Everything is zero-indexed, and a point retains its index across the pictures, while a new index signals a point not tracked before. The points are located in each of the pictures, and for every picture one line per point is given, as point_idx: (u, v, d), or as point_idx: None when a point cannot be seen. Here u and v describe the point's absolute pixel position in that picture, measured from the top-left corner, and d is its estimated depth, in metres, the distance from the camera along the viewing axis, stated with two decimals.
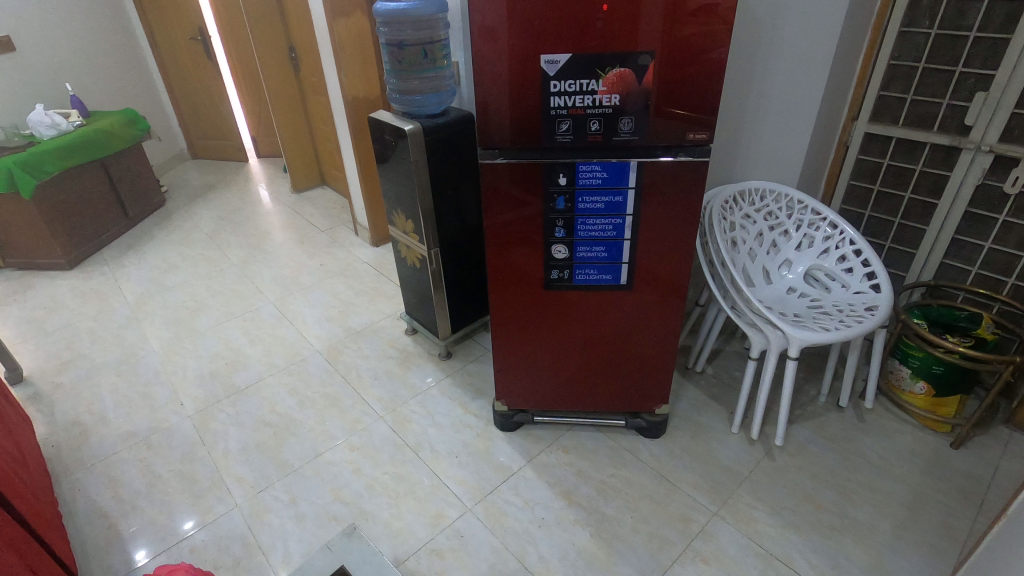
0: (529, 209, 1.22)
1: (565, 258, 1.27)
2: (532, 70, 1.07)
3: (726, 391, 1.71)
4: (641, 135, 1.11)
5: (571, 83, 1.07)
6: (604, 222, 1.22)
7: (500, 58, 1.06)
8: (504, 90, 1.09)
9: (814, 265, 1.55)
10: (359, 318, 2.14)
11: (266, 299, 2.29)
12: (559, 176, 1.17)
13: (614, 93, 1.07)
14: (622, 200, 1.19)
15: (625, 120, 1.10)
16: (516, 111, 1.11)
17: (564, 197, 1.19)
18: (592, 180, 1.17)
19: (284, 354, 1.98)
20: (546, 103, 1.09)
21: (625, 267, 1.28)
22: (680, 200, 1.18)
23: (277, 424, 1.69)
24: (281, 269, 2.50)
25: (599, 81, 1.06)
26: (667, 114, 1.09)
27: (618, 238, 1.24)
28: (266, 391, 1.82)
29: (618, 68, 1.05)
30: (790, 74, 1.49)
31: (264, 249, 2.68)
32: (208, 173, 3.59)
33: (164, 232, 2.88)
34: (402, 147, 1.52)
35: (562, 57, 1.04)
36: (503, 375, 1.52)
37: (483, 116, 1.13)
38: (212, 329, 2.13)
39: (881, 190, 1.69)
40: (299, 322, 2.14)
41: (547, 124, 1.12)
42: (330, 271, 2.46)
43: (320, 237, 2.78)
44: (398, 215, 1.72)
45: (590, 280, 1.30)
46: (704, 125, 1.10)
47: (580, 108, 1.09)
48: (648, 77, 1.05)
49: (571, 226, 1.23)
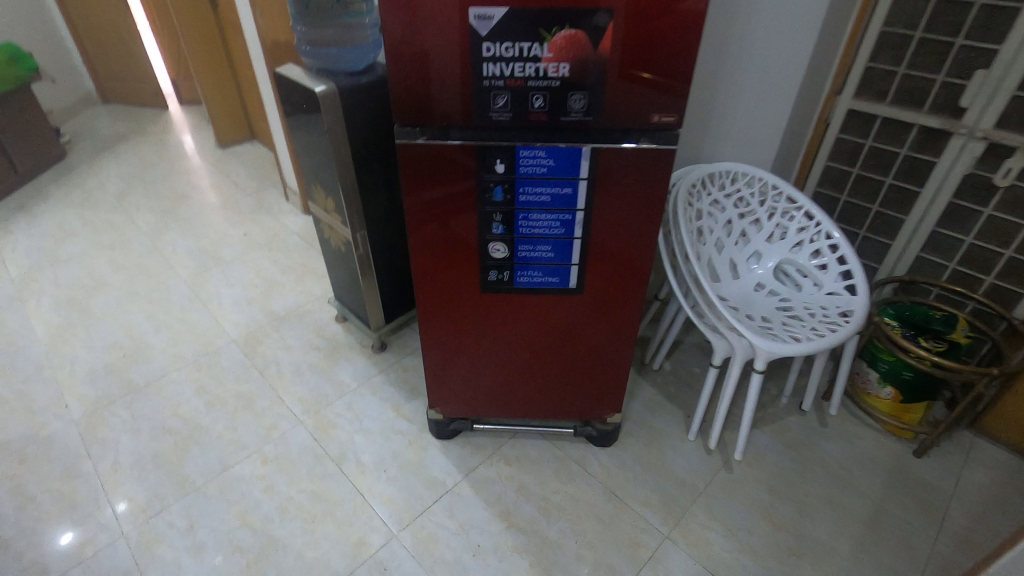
0: (461, 199, 1.00)
1: (503, 257, 1.07)
2: (459, 27, 0.82)
3: (684, 390, 1.58)
4: (595, 115, 0.90)
5: (508, 47, 0.83)
6: (550, 218, 1.01)
7: (416, 9, 0.81)
8: (423, 52, 0.85)
9: (785, 260, 1.40)
10: (283, 301, 1.89)
11: (177, 275, 2.01)
12: (496, 162, 0.95)
13: (562, 62, 0.84)
14: (572, 192, 0.98)
15: (576, 95, 0.88)
16: (439, 80, 0.88)
17: (502, 187, 0.98)
18: (535, 168, 0.95)
19: (194, 343, 1.74)
20: (477, 72, 0.86)
21: (575, 269, 1.09)
22: (640, 194, 0.99)
23: (180, 430, 1.47)
24: (198, 239, 2.21)
25: (543, 45, 0.83)
26: (628, 89, 0.87)
27: (567, 236, 1.04)
28: (169, 388, 1.59)
29: (568, 29, 0.82)
30: (774, 38, 1.28)
31: (179, 214, 2.36)
32: (121, 121, 3.16)
33: (62, 191, 2.51)
34: (314, 112, 1.25)
35: (498, 10, 0.80)
36: (437, 381, 1.34)
37: (398, 84, 0.89)
38: (111, 311, 1.85)
39: (859, 174, 1.53)
40: (214, 304, 1.89)
41: (479, 98, 0.89)
42: (254, 242, 2.19)
43: (246, 201, 2.47)
44: (316, 190, 1.46)
45: (533, 283, 1.11)
46: (673, 103, 0.89)
47: (521, 79, 0.86)
48: (606, 42, 0.83)
49: (511, 222, 1.02)
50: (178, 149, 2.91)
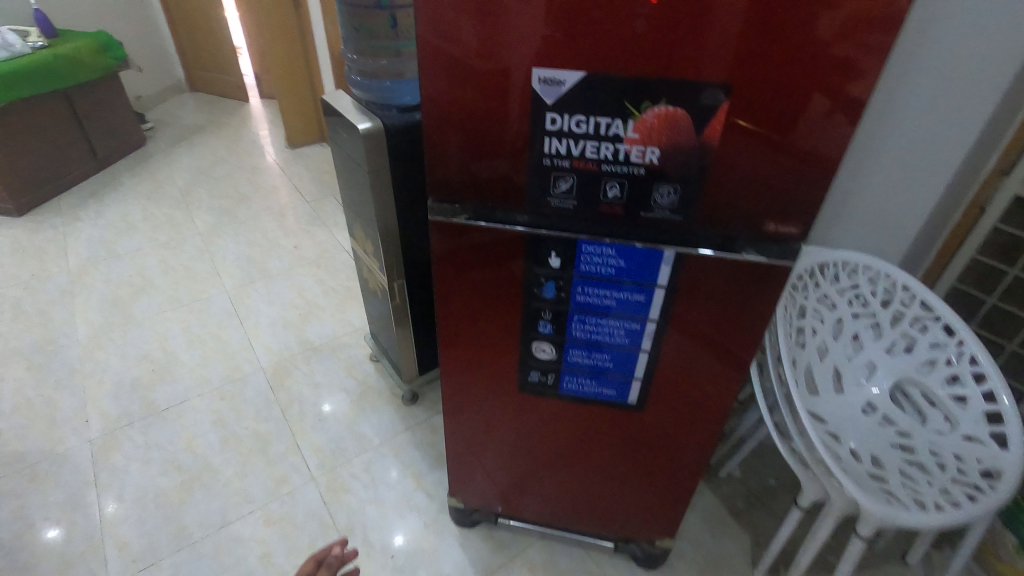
0: (503, 289, 0.81)
1: (549, 359, 0.87)
2: (518, 92, 0.63)
3: (754, 507, 1.32)
4: (687, 214, 0.67)
5: (580, 122, 0.63)
6: (612, 325, 0.80)
7: (466, 65, 0.63)
8: (472, 115, 0.66)
9: (908, 379, 1.12)
10: (319, 329, 1.78)
11: (221, 285, 1.95)
12: (550, 254, 0.75)
13: (651, 145, 0.63)
14: (644, 300, 0.77)
15: (664, 188, 0.66)
16: (488, 152, 0.69)
17: (555, 283, 0.78)
18: (600, 267, 0.74)
19: (222, 366, 1.65)
20: (536, 148, 0.66)
21: (637, 385, 0.87)
22: (735, 312, 0.76)
23: (188, 468, 1.38)
24: (249, 246, 2.14)
25: (627, 123, 0.62)
26: (738, 186, 0.64)
27: (632, 348, 0.82)
28: (188, 416, 1.50)
29: (665, 105, 0.60)
30: (932, 104, 1.00)
31: (236, 217, 2.31)
32: (202, 111, 3.20)
33: (134, 180, 2.54)
34: (357, 150, 1.10)
35: (571, 75, 0.60)
36: (461, 469, 1.16)
37: (437, 152, 0.71)
38: (150, 318, 1.81)
39: (1018, 276, 1.21)
40: (251, 323, 1.80)
41: (537, 178, 0.69)
42: (303, 257, 2.10)
43: (304, 208, 2.39)
44: (357, 228, 1.32)
45: (583, 392, 0.90)
46: (799, 209, 0.65)
47: (594, 161, 0.65)
48: (715, 126, 0.60)
49: (563, 323, 0.82)
50: (250, 145, 2.90)
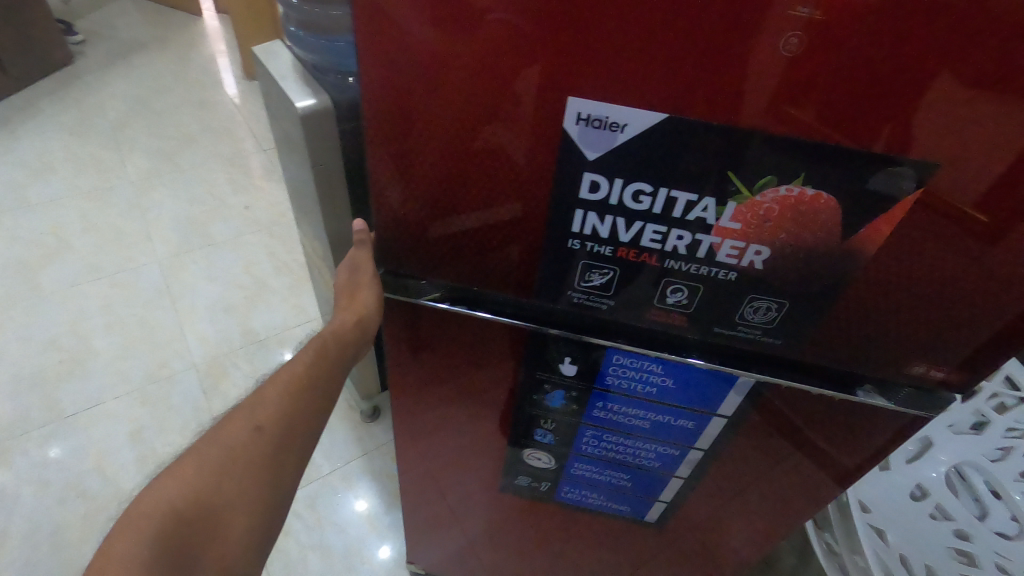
0: (494, 388, 0.59)
1: (546, 468, 0.67)
2: (530, 127, 0.38)
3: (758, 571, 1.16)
4: (787, 339, 0.44)
5: (640, 194, 0.39)
6: (640, 446, 0.59)
7: (435, 82, 0.38)
8: (458, 152, 0.41)
9: (970, 463, 0.91)
10: (267, 317, 1.51)
11: (153, 252, 1.65)
12: (562, 358, 0.52)
13: (756, 243, 0.39)
14: (694, 427, 0.55)
15: (760, 304, 0.42)
16: (482, 212, 0.43)
17: (565, 393, 0.56)
18: (634, 384, 0.52)
19: (147, 359, 1.39)
20: (560, 223, 0.42)
21: (659, 504, 0.69)
22: (807, 450, 0.57)
23: (95, 495, 1.15)
24: (190, 203, 1.82)
25: (725, 208, 0.37)
26: (883, 299, 0.41)
27: (663, 469, 0.62)
28: (100, 425, 1.25)
29: (799, 186, 0.36)
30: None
31: (177, 163, 1.96)
32: (146, 23, 2.72)
33: (56, 107, 2.15)
34: (296, 132, 0.80)
35: (639, 116, 0.36)
36: (419, 539, 0.96)
37: (400, 201, 0.45)
38: (62, 292, 1.52)
39: None
40: (185, 304, 1.52)
41: (552, 262, 0.44)
42: (254, 220, 1.78)
43: (260, 155, 2.04)
44: (304, 221, 1.03)
45: (591, 503, 0.71)
46: (977, 329, 0.41)
47: (653, 255, 0.41)
48: (882, 226, 0.37)
49: (569, 435, 0.60)
50: (200, 68, 2.47)
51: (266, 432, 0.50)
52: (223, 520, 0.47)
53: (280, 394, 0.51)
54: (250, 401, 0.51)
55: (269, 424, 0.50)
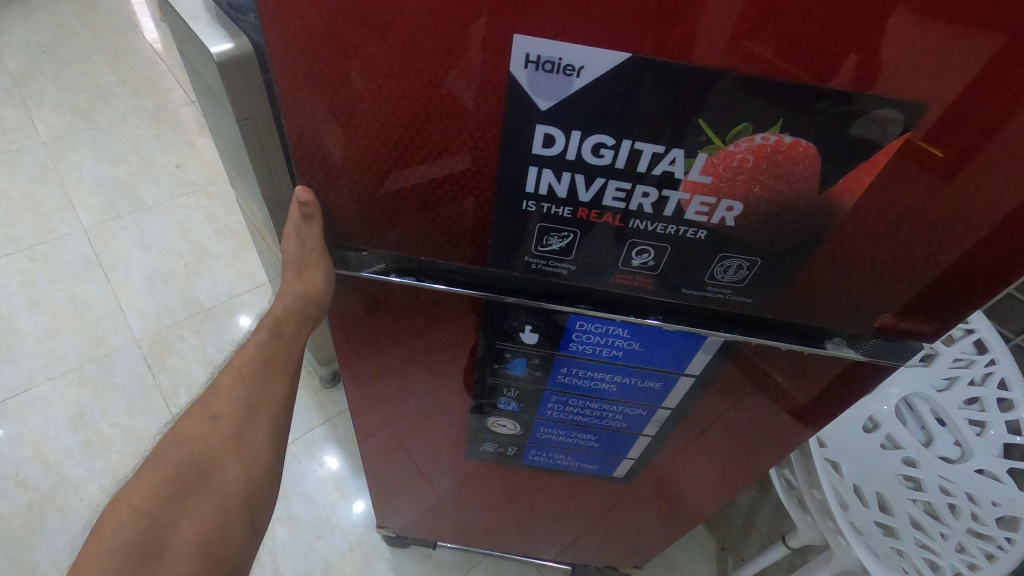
0: (457, 358, 0.58)
1: (511, 433, 0.69)
2: (461, 72, 0.34)
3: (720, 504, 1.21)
4: (750, 297, 0.44)
5: (601, 147, 0.35)
6: (607, 408, 0.62)
7: (345, 33, 0.33)
8: (390, 117, 0.36)
9: (918, 394, 0.94)
10: (210, 285, 1.42)
11: (76, 220, 1.51)
12: (523, 327, 0.52)
13: (728, 198, 0.37)
14: (660, 387, 0.58)
15: (725, 263, 0.41)
16: (424, 179, 0.40)
17: (528, 360, 0.56)
18: (601, 349, 0.53)
19: (81, 337, 1.29)
20: (513, 183, 0.38)
21: (627, 462, 0.74)
22: (764, 400, 0.60)
23: (37, 485, 1.08)
24: (113, 163, 1.66)
25: (696, 159, 0.35)
26: (844, 235, 0.39)
27: (630, 430, 0.66)
28: (35, 411, 1.17)
29: (771, 134, 0.34)
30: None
31: (93, 119, 1.78)
32: None
33: None
34: (216, 81, 0.71)
35: (598, 56, 0.32)
36: (388, 503, 0.95)
37: (331, 170, 0.41)
38: None
39: None
40: (118, 276, 1.41)
41: (506, 227, 0.41)
42: (187, 180, 1.65)
43: (188, 107, 1.87)
44: (239, 181, 0.94)
45: (557, 463, 0.75)
46: (937, 264, 0.41)
47: (616, 213, 0.39)
48: (864, 175, 0.36)
49: (534, 401, 0.62)
50: (110, 9, 2.21)
51: (224, 421, 0.48)
52: (196, 510, 0.46)
53: (239, 381, 0.49)
54: (208, 391, 0.50)
55: (227, 413, 0.49)
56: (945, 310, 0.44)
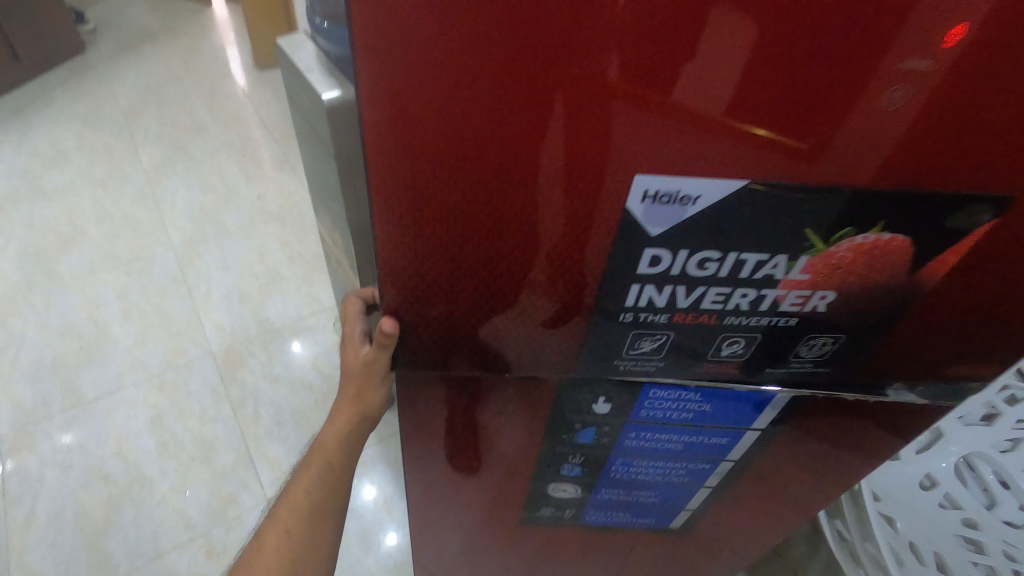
0: (527, 430, 0.62)
1: (571, 497, 0.73)
2: (551, 212, 0.39)
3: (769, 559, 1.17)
4: (833, 365, 0.50)
5: (706, 260, 0.41)
6: (673, 466, 0.67)
7: (443, 198, 0.38)
8: (481, 256, 0.41)
9: (978, 454, 0.93)
10: (281, 306, 1.52)
11: (167, 240, 1.66)
12: (596, 400, 0.56)
13: (822, 289, 0.43)
14: (726, 443, 0.63)
15: (813, 342, 0.48)
16: (512, 296, 0.44)
17: (597, 428, 0.61)
18: (672, 414, 0.58)
19: (163, 347, 1.41)
20: (615, 299, 0.44)
21: (683, 513, 0.77)
22: (831, 449, 0.63)
23: (117, 479, 1.17)
24: (203, 192, 1.83)
25: (799, 260, 0.41)
26: (923, 312, 0.45)
27: (691, 483, 0.70)
28: (120, 410, 1.28)
29: (864, 233, 0.40)
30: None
31: (189, 152, 1.97)
32: (154, 13, 2.75)
33: (67, 95, 2.17)
34: (322, 122, 0.81)
35: (711, 184, 0.37)
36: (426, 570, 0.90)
37: (420, 305, 0.45)
38: (79, 279, 1.54)
39: None
40: (200, 292, 1.54)
41: (600, 333, 0.46)
42: (266, 209, 1.79)
43: (271, 144, 2.04)
44: (325, 212, 1.05)
45: (612, 520, 0.79)
46: (1004, 326, 0.46)
47: (713, 313, 0.45)
48: (952, 257, 0.42)
49: (599, 464, 0.67)
50: (209, 56, 2.47)
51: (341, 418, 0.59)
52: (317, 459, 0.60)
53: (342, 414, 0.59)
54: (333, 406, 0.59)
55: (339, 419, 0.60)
56: (989, 355, 0.49)
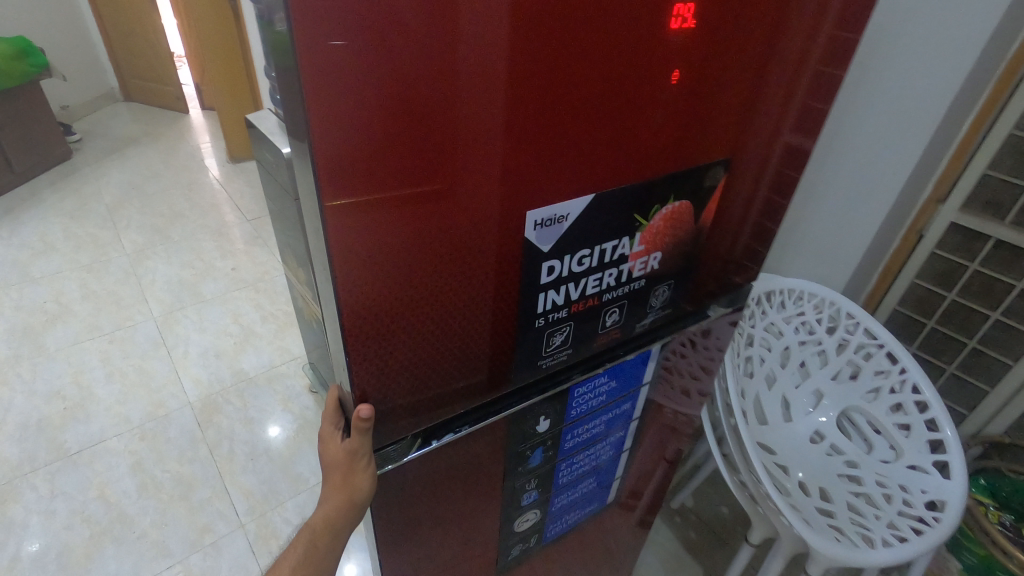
0: (484, 484, 0.65)
1: (533, 524, 0.77)
2: (481, 266, 0.44)
3: (709, 539, 1.28)
4: (670, 306, 0.65)
5: (583, 257, 0.50)
6: (601, 446, 0.76)
7: (398, 286, 0.41)
8: (432, 320, 0.45)
9: (853, 407, 1.10)
10: (254, 359, 1.67)
11: (148, 311, 1.82)
12: (538, 421, 0.63)
13: (654, 249, 0.56)
14: (632, 403, 0.75)
15: (660, 290, 0.61)
16: (455, 344, 0.48)
17: (542, 446, 0.67)
18: (593, 400, 0.68)
19: (143, 402, 1.52)
20: (528, 310, 0.50)
21: (617, 483, 0.88)
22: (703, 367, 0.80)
23: (99, 520, 1.25)
24: (181, 268, 2.01)
25: (635, 236, 0.52)
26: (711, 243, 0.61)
27: (615, 453, 0.81)
28: (102, 460, 1.37)
29: (669, 204, 0.53)
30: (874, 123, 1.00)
31: (169, 236, 2.17)
32: (136, 123, 3.05)
33: (55, 196, 2.38)
34: (282, 172, 1.02)
35: (577, 200, 0.45)
36: None
37: (378, 384, 0.46)
38: (65, 350, 1.67)
39: (957, 302, 1.22)
40: (179, 353, 1.67)
41: (523, 345, 0.52)
42: (240, 279, 1.97)
43: (244, 225, 2.26)
44: (291, 256, 1.25)
45: (569, 525, 0.85)
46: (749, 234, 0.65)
47: (593, 298, 0.54)
48: (711, 206, 0.57)
49: (549, 480, 0.73)
50: (187, 155, 2.74)
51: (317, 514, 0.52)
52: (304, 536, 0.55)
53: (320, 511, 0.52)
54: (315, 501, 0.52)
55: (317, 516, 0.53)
56: (744, 262, 0.69)
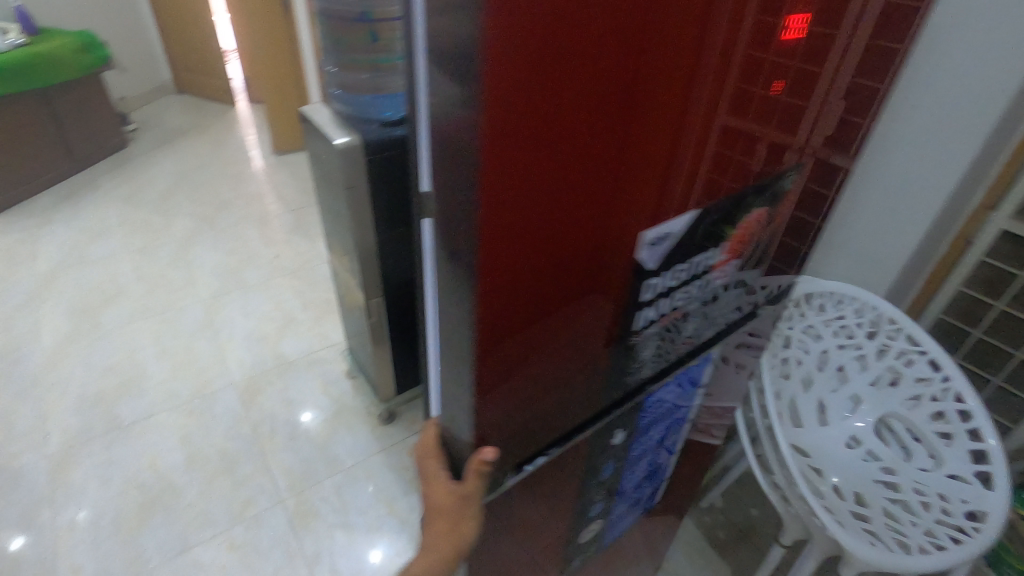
0: (563, 504, 0.66)
1: (595, 531, 0.80)
2: (596, 288, 0.43)
3: (738, 540, 1.28)
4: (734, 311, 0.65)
5: (679, 271, 0.49)
6: (656, 452, 0.80)
7: (530, 313, 0.40)
8: (547, 344, 0.44)
9: (892, 414, 1.09)
10: (295, 344, 1.73)
11: (196, 294, 1.90)
12: (614, 434, 0.64)
13: (732, 257, 0.56)
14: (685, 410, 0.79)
15: (730, 293, 0.62)
16: (561, 366, 0.47)
17: (614, 460, 0.68)
18: (658, 412, 0.70)
19: (191, 381, 1.59)
20: (628, 326, 0.49)
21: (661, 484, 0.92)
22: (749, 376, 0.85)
23: (149, 489, 1.32)
24: (227, 254, 2.09)
25: (721, 246, 0.53)
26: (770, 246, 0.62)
27: (665, 457, 0.85)
28: (153, 433, 1.45)
29: (757, 210, 0.54)
30: (922, 120, 1.01)
31: (216, 223, 2.26)
32: (186, 115, 3.17)
33: (111, 183, 2.50)
34: (332, 163, 1.07)
35: (682, 217, 0.45)
36: None
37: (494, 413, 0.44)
38: (119, 328, 1.76)
39: (1005, 312, 1.19)
40: (224, 335, 1.75)
41: (616, 360, 0.52)
42: (282, 267, 2.04)
43: (286, 216, 2.33)
44: (336, 243, 1.29)
45: (620, 526, 0.89)
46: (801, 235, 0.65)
47: (680, 310, 0.54)
48: (780, 211, 0.59)
49: (614, 490, 0.75)
50: (234, 147, 2.84)
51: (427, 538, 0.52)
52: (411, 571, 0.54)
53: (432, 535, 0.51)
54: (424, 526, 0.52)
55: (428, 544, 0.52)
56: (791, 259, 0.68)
